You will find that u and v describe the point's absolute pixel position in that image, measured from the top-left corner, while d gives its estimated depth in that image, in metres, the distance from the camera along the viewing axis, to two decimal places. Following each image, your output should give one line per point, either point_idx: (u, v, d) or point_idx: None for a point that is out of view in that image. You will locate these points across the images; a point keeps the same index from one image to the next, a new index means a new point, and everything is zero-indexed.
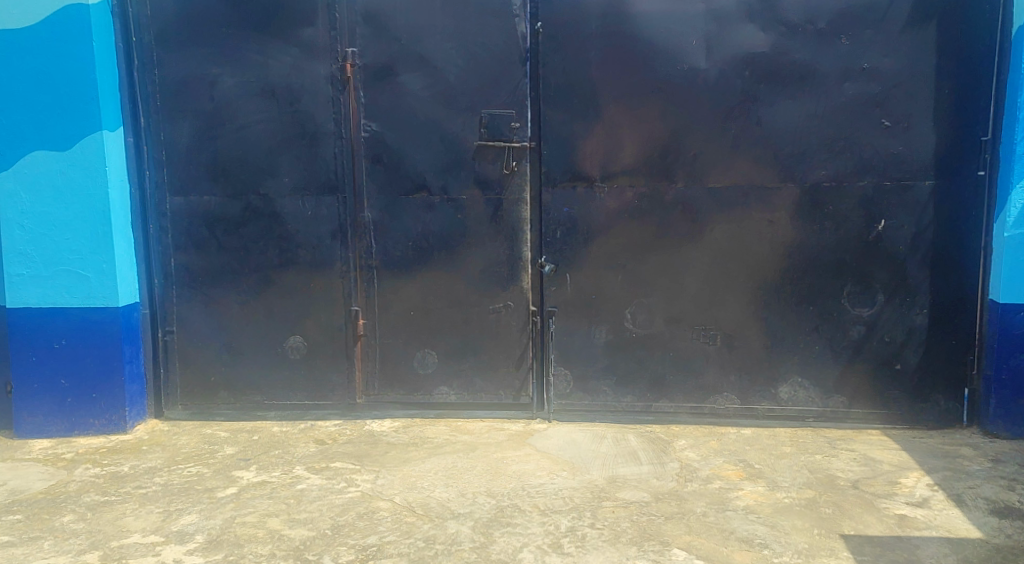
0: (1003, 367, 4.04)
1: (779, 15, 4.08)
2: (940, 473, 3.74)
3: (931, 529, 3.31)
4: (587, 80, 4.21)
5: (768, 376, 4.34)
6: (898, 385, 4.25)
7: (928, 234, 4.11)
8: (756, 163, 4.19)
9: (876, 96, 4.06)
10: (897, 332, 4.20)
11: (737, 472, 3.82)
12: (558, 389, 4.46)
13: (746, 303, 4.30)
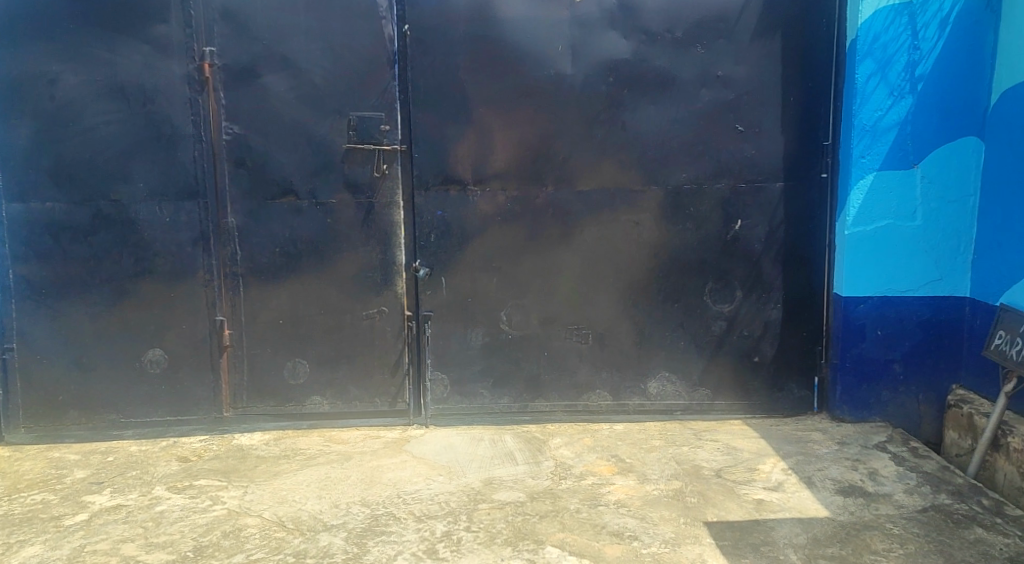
0: (847, 355, 4.31)
1: (640, 23, 4.21)
2: (793, 457, 3.97)
3: (785, 511, 3.50)
4: (456, 85, 4.23)
5: (638, 373, 4.48)
6: (757, 376, 4.47)
7: (780, 233, 4.35)
8: (621, 166, 4.31)
9: (731, 101, 4.26)
10: (754, 326, 4.42)
11: (609, 467, 3.93)
12: (435, 394, 4.47)
13: (616, 303, 4.42)
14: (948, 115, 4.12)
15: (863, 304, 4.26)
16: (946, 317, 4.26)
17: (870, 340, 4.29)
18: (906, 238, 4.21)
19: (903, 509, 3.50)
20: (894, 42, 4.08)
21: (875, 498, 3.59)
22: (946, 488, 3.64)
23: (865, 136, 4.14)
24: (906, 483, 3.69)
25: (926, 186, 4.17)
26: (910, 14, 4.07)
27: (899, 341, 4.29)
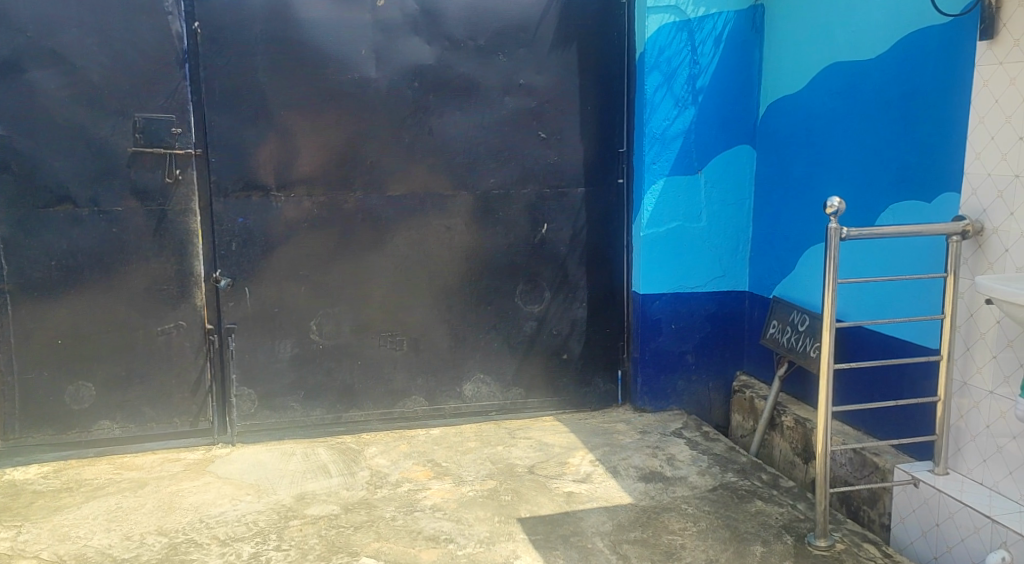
0: (645, 349, 4.52)
1: (443, 29, 4.20)
2: (600, 449, 4.11)
3: (593, 501, 3.62)
4: (254, 88, 4.06)
5: (453, 376, 4.48)
6: (567, 374, 4.60)
7: (583, 235, 4.49)
8: (429, 172, 4.29)
9: (534, 108, 4.34)
10: (563, 325, 4.54)
11: (425, 472, 3.90)
12: (241, 410, 4.27)
13: (427, 307, 4.40)
14: (726, 125, 4.41)
15: (659, 301, 4.48)
16: (729, 309, 4.58)
17: (666, 333, 4.52)
18: (694, 238, 4.46)
19: (696, 490, 3.70)
20: (677, 56, 4.29)
21: (673, 482, 3.77)
22: (732, 467, 3.89)
23: (655, 144, 4.34)
24: (699, 465, 3.91)
25: (709, 190, 4.44)
26: (689, 31, 4.29)
27: (692, 334, 4.55)
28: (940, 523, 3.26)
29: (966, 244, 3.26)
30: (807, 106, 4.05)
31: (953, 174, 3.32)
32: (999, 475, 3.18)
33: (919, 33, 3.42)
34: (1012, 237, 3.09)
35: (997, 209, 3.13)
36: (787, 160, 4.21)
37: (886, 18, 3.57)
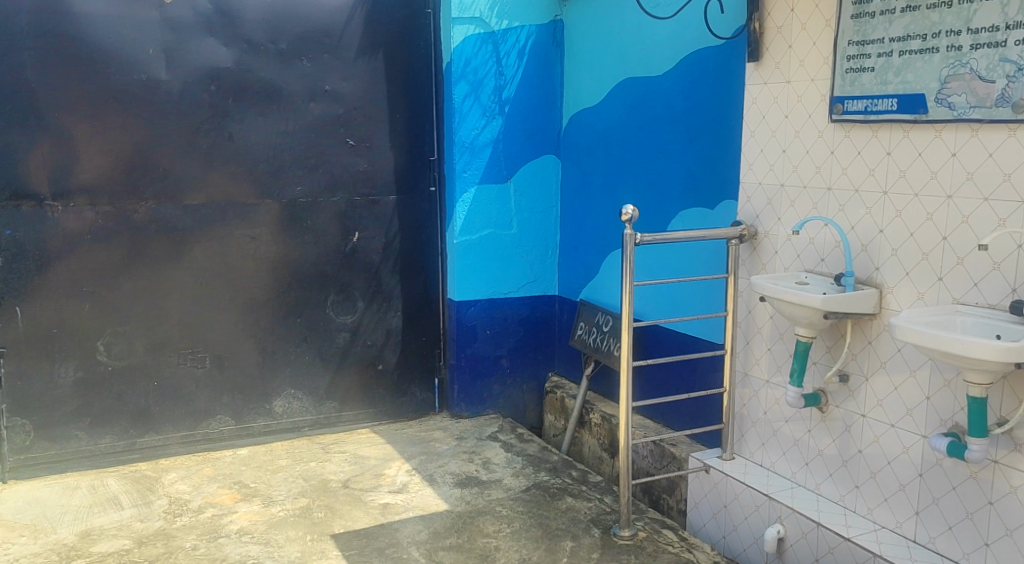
0: (461, 355, 4.55)
1: (241, 31, 4.01)
2: (416, 458, 4.08)
3: (408, 511, 3.58)
4: (23, 87, 3.70)
5: (261, 393, 4.30)
6: (382, 384, 4.53)
7: (396, 244, 4.45)
8: (230, 179, 4.09)
9: (341, 115, 4.24)
10: (377, 335, 4.48)
11: (230, 495, 3.70)
12: (14, 443, 3.87)
13: (232, 323, 4.19)
14: (532, 135, 4.52)
15: (473, 307, 4.51)
16: (540, 313, 4.70)
17: (480, 339, 4.57)
18: (504, 245, 4.53)
19: (510, 491, 3.76)
20: (483, 67, 4.35)
21: (488, 486, 3.81)
22: (545, 466, 3.99)
23: (465, 153, 4.37)
24: (514, 467, 3.98)
25: (518, 198, 4.53)
26: (494, 42, 4.36)
27: (505, 339, 4.63)
28: (727, 505, 3.49)
29: (744, 248, 3.55)
30: (605, 118, 4.23)
31: (731, 183, 3.58)
32: (776, 456, 3.46)
33: (701, 53, 3.66)
34: (779, 240, 3.38)
35: (768, 214, 3.42)
36: (588, 169, 4.38)
37: (672, 37, 3.79)
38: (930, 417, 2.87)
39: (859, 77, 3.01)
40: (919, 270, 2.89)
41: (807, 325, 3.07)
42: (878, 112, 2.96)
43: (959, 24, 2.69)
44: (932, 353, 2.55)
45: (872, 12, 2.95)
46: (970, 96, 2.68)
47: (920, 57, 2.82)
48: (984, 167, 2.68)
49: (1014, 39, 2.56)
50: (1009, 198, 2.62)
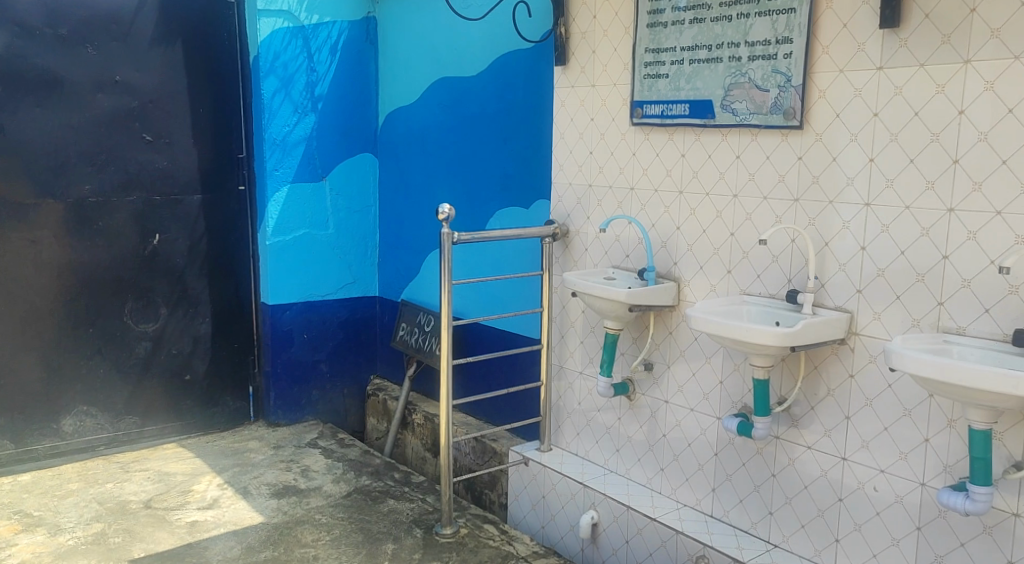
0: (277, 361, 4.38)
1: (12, 14, 3.63)
2: (228, 471, 3.88)
3: (219, 527, 3.40)
4: None
5: (47, 411, 3.93)
6: (188, 395, 4.27)
7: (202, 246, 4.20)
8: (5, 177, 3.70)
9: (135, 109, 3.95)
10: (182, 343, 4.22)
11: (10, 527, 3.35)
12: None
13: (8, 335, 3.80)
14: (346, 133, 4.43)
15: (289, 311, 4.36)
16: (359, 315, 4.62)
17: (296, 344, 4.42)
18: (320, 245, 4.41)
19: (330, 498, 3.67)
20: (293, 62, 4.20)
21: (307, 494, 3.70)
22: (367, 470, 3.93)
23: (276, 150, 4.21)
24: (333, 473, 3.89)
25: (334, 197, 4.43)
26: (304, 37, 4.22)
27: (323, 343, 4.51)
28: (546, 495, 3.59)
29: (557, 246, 3.67)
30: (421, 117, 4.23)
31: (544, 184, 3.69)
32: (590, 445, 3.61)
33: (512, 55, 3.74)
34: (589, 238, 3.53)
35: (578, 213, 3.56)
36: (405, 168, 4.36)
37: (484, 39, 3.85)
38: (723, 400, 3.09)
39: (656, 82, 3.19)
40: (711, 264, 3.11)
41: (615, 318, 3.22)
42: (673, 117, 3.15)
43: (738, 37, 2.92)
44: (719, 339, 2.74)
45: (665, 22, 3.14)
46: (749, 103, 2.91)
47: (707, 66, 3.03)
48: (763, 169, 2.92)
49: (783, 53, 2.80)
50: (785, 197, 2.87)
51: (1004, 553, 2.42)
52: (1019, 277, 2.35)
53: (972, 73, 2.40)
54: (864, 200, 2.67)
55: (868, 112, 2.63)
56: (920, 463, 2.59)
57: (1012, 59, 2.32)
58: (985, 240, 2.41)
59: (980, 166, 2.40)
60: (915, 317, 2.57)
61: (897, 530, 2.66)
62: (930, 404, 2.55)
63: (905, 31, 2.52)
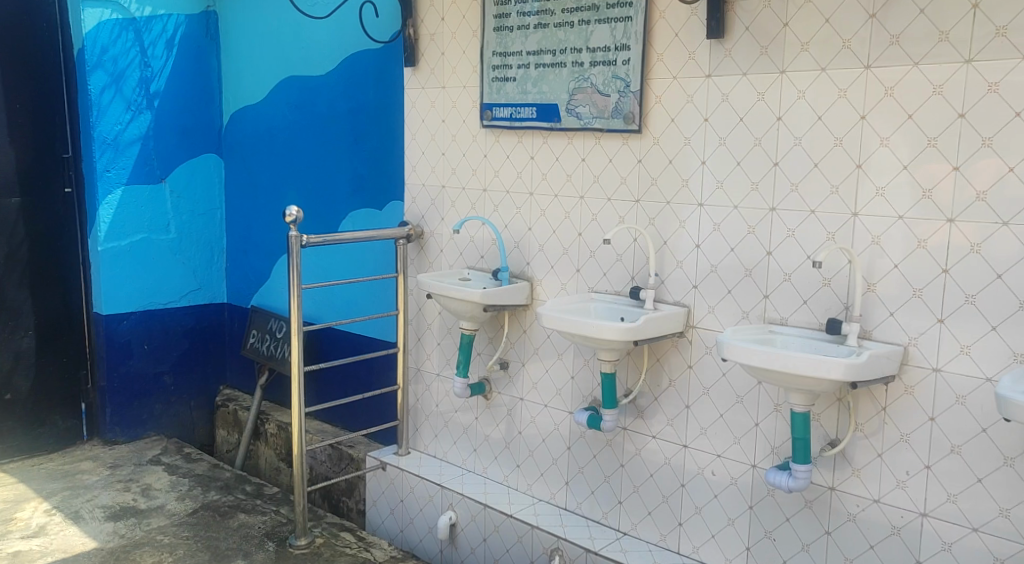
0: (114, 375, 4.15)
1: None
2: (57, 495, 3.65)
3: (46, 556, 3.20)
4: None
5: None
6: (11, 415, 3.99)
7: (23, 253, 3.94)
8: None
9: None
10: (2, 358, 3.95)
11: None
12: None
13: None
14: (188, 133, 4.26)
15: (126, 320, 4.15)
16: (208, 323, 4.45)
17: (137, 355, 4.21)
18: (162, 251, 4.22)
19: (174, 517, 3.51)
20: (123, 56, 4.00)
21: (147, 514, 3.53)
22: (215, 485, 3.79)
23: (107, 149, 3.99)
24: (179, 490, 3.73)
25: (175, 199, 4.24)
26: (136, 30, 4.02)
27: (166, 354, 4.31)
28: (404, 499, 3.57)
29: (411, 248, 3.65)
30: (268, 118, 4.12)
31: (396, 185, 3.66)
32: (448, 446, 3.62)
33: (360, 56, 3.70)
34: (443, 240, 3.54)
35: (432, 215, 3.56)
36: (252, 171, 4.24)
37: (331, 39, 3.79)
38: (574, 395, 3.17)
39: (504, 86, 3.24)
40: (561, 263, 3.18)
41: (470, 318, 3.24)
42: (521, 120, 3.20)
43: (580, 42, 3.00)
44: (566, 335, 2.80)
45: (511, 27, 3.19)
46: (591, 107, 3.00)
47: (551, 70, 3.09)
48: (606, 170, 3.02)
49: (622, 59, 2.90)
50: (626, 198, 2.97)
51: (824, 525, 2.60)
52: (831, 270, 2.53)
53: (787, 81, 2.56)
54: (698, 200, 2.79)
55: (699, 116, 2.76)
56: (751, 446, 2.74)
57: (819, 70, 2.49)
58: (802, 236, 2.58)
59: (796, 168, 2.57)
60: (745, 309, 2.72)
61: (732, 511, 2.80)
62: (758, 391, 2.70)
63: (729, 41, 2.67)
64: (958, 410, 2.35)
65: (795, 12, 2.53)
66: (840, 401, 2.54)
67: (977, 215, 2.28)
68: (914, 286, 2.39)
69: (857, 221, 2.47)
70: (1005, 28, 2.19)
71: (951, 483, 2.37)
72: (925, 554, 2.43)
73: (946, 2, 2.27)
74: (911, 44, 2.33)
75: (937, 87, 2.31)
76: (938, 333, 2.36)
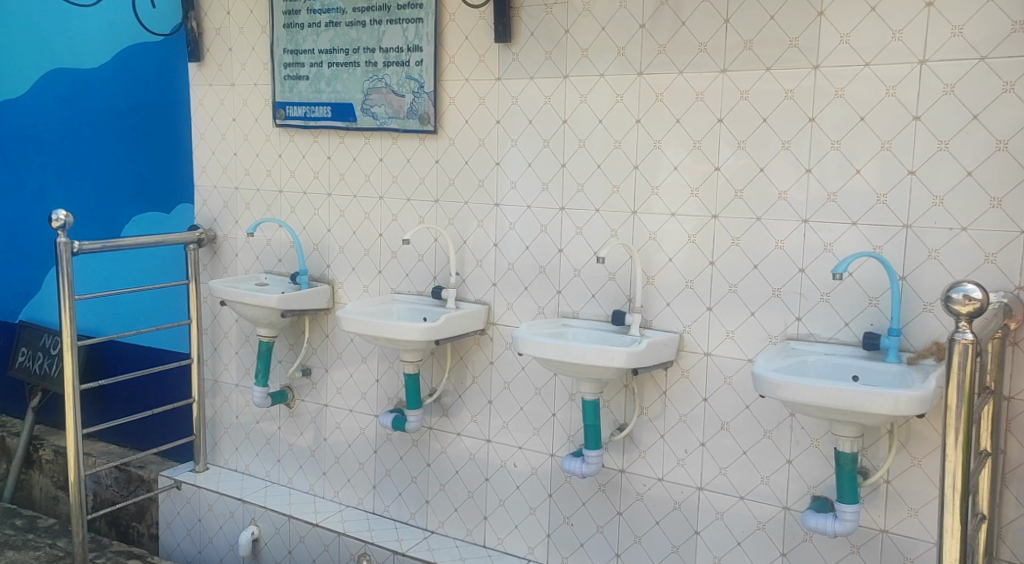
0: None
1: None
2: None
3: None
4: None
5: None
6: None
7: None
8: None
9: None
10: None
11: None
12: None
13: None
14: None
15: None
16: None
17: None
18: None
19: None
20: None
21: None
22: None
23: None
24: None
25: None
26: None
27: None
28: (201, 518, 3.37)
29: (202, 252, 3.47)
30: (31, 115, 3.75)
31: (184, 186, 3.45)
32: (250, 458, 3.49)
33: (134, 47, 3.44)
34: (238, 243, 3.39)
35: (224, 217, 3.40)
36: (16, 172, 3.83)
37: (102, 28, 3.50)
38: (379, 398, 3.14)
39: (296, 84, 3.14)
40: (362, 265, 3.14)
41: (268, 325, 3.11)
42: (316, 119, 3.12)
43: (373, 42, 2.98)
44: (367, 338, 2.76)
45: (300, 23, 3.11)
46: (387, 107, 2.98)
47: (345, 69, 3.05)
48: (405, 171, 3.02)
49: (415, 60, 2.91)
50: (426, 198, 2.99)
51: (616, 505, 2.76)
52: (615, 265, 2.69)
53: (571, 87, 2.69)
54: (494, 201, 2.87)
55: (492, 118, 2.83)
56: (549, 436, 2.85)
57: (599, 76, 2.64)
58: (590, 233, 2.71)
59: (583, 169, 2.70)
60: (541, 304, 2.83)
61: (533, 500, 2.91)
62: (555, 382, 2.82)
63: (517, 45, 2.76)
64: (726, 390, 2.55)
65: (575, 20, 2.66)
66: (627, 387, 2.71)
67: (737, 213, 2.47)
68: (686, 278, 2.57)
69: (637, 219, 2.63)
70: (751, 42, 2.40)
71: (721, 457, 2.58)
72: (702, 525, 2.62)
73: (703, 17, 2.46)
74: (676, 53, 2.51)
75: (699, 94, 2.49)
76: (708, 319, 2.55)
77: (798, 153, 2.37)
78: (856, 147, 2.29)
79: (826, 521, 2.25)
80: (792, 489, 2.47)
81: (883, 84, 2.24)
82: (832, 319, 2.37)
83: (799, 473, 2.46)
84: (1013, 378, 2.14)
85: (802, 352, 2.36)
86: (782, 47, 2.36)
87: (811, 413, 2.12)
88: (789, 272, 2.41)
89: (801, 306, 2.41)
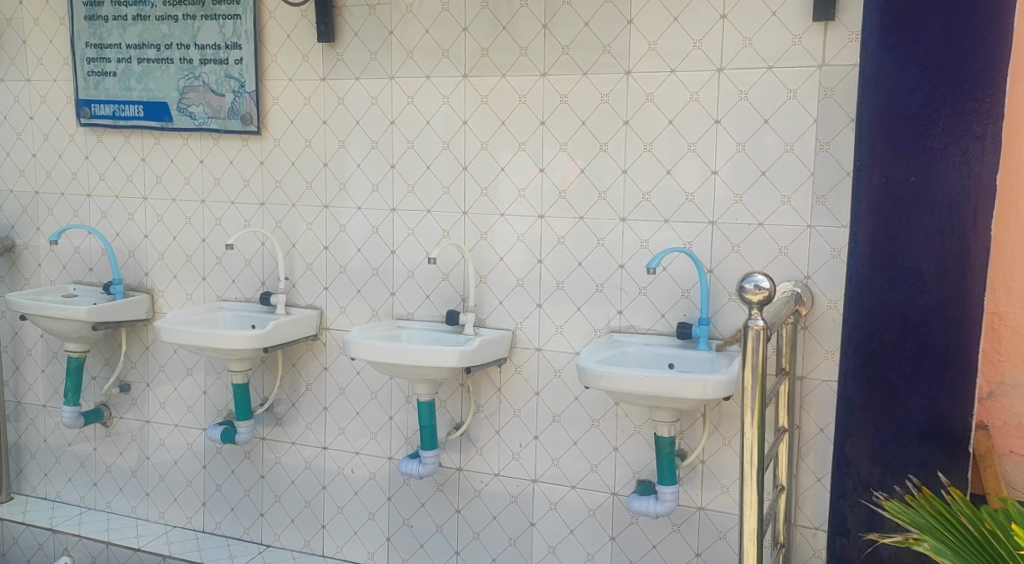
0: None
1: None
2: None
3: None
4: None
5: None
6: None
7: None
8: None
9: None
10: None
11: None
12: None
13: None
14: None
15: None
16: None
17: None
18: None
19: None
20: None
21: None
22: None
23: None
24: None
25: None
26: None
27: None
28: (6, 553, 3.11)
29: None
30: None
31: None
32: (61, 484, 3.26)
33: None
34: (41, 253, 3.17)
35: (24, 224, 3.17)
36: None
37: None
38: (207, 411, 3.02)
39: (102, 80, 2.97)
40: (183, 272, 3.00)
41: (78, 339, 2.92)
42: (125, 118, 2.96)
43: (186, 38, 2.85)
44: (190, 348, 2.64)
45: (105, 16, 2.94)
46: (205, 107, 2.86)
47: (156, 66, 2.90)
48: (227, 174, 2.91)
49: (234, 58, 2.81)
50: (251, 201, 2.90)
51: (453, 504, 2.78)
52: (447, 265, 2.70)
53: (397, 88, 2.68)
54: (323, 203, 2.82)
55: (317, 120, 2.78)
56: (387, 440, 2.84)
57: (424, 78, 2.65)
58: (421, 234, 2.72)
59: (411, 171, 2.70)
60: (373, 307, 2.81)
61: (372, 504, 2.88)
62: (391, 385, 2.81)
63: (341, 46, 2.73)
64: (556, 384, 2.62)
65: (398, 21, 2.66)
66: (462, 387, 2.73)
67: (560, 212, 2.55)
68: (517, 276, 2.62)
69: (467, 220, 2.66)
70: (568, 47, 2.48)
71: (553, 448, 2.65)
72: (537, 516, 2.69)
73: (521, 21, 2.52)
74: (498, 56, 2.56)
75: (521, 96, 2.55)
76: (538, 316, 2.61)
77: (615, 154, 2.47)
78: (667, 148, 2.42)
79: (649, 504, 2.36)
80: (619, 475, 2.58)
81: (687, 89, 2.37)
82: (651, 312, 2.49)
83: (625, 460, 2.57)
84: (805, 359, 2.33)
85: (623, 344, 2.47)
86: (597, 53, 2.45)
87: (633, 401, 2.21)
88: (611, 268, 2.51)
89: (622, 299, 2.51)
